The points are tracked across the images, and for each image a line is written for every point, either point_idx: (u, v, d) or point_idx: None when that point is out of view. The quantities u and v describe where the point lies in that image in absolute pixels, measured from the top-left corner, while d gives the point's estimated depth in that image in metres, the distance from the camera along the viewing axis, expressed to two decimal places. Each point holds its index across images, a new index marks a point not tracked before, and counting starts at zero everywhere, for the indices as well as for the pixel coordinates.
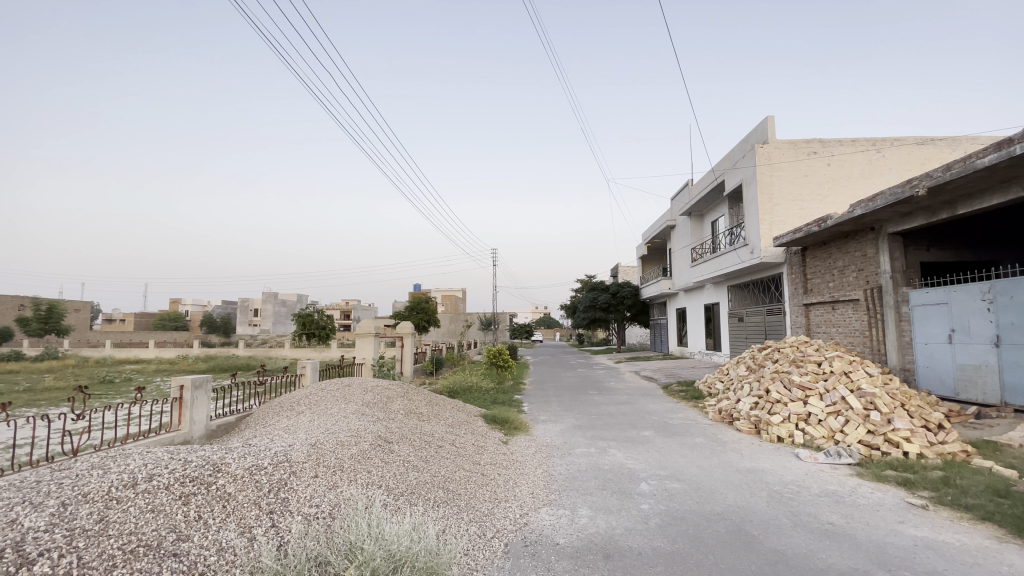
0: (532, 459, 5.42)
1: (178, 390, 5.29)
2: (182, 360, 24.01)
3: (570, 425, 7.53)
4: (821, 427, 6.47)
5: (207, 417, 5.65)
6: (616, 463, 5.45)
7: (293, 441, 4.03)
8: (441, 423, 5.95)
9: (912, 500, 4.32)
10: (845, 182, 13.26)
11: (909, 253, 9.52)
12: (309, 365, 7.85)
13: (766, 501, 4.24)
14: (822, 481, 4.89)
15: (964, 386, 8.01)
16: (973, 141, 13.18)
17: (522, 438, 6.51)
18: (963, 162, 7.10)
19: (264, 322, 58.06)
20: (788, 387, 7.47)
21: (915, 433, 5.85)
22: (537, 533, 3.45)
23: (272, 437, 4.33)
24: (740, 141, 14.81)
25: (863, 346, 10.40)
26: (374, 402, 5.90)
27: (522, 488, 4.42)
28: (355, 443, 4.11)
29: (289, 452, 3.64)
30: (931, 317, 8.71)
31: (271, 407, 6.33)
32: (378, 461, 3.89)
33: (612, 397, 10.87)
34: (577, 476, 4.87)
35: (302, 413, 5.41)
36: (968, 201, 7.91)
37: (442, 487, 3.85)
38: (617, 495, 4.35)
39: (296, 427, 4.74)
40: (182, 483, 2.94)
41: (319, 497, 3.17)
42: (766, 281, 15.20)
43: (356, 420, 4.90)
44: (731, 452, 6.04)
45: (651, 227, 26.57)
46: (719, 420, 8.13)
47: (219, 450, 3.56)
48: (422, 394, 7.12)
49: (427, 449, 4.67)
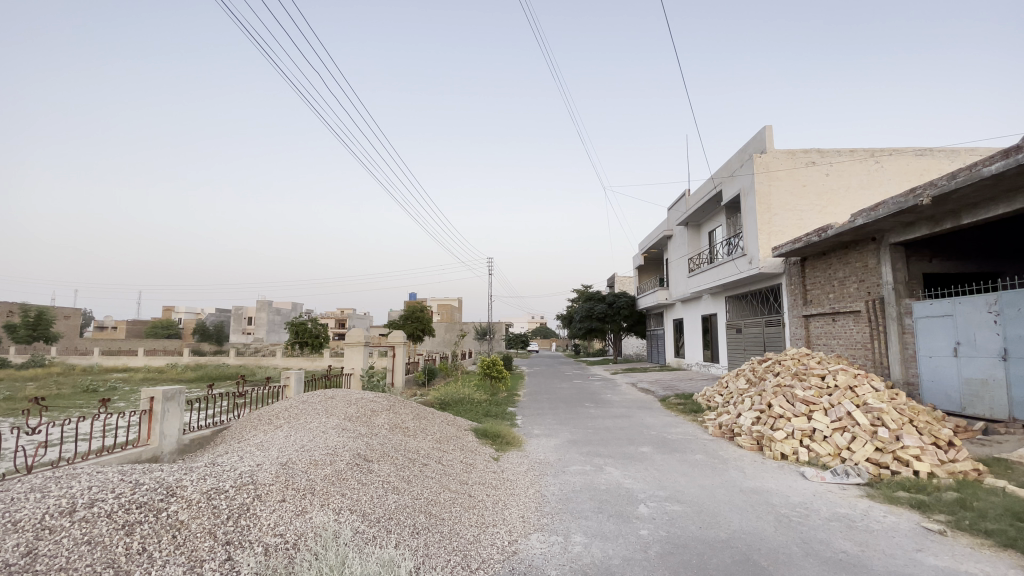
0: (523, 479, 5.10)
1: (148, 402, 4.97)
2: (171, 369, 23.51)
3: (565, 440, 7.22)
4: (827, 444, 6.19)
5: (179, 431, 5.32)
6: (612, 482, 5.14)
7: (262, 460, 3.72)
8: (428, 439, 5.64)
9: (928, 525, 4.03)
10: (843, 193, 13.12)
11: (911, 263, 9.31)
12: (293, 376, 7.46)
13: (773, 527, 3.94)
14: (831, 503, 4.59)
15: (971, 400, 7.76)
16: (972, 153, 13.07)
17: (514, 454, 6.20)
18: (969, 170, 6.89)
19: (258, 330, 57.44)
20: (791, 401, 7.20)
21: (924, 450, 5.58)
22: (526, 564, 3.15)
23: (242, 455, 4.00)
24: (738, 150, 14.67)
25: (864, 359, 10.16)
26: (358, 416, 5.58)
27: (512, 511, 4.10)
28: (330, 463, 3.79)
29: (255, 474, 3.33)
30: (935, 330, 8.48)
31: (250, 420, 6.00)
32: (355, 484, 3.58)
33: (608, 410, 10.58)
34: (571, 498, 4.55)
35: (280, 428, 5.08)
36: (973, 211, 7.72)
37: (423, 511, 3.55)
38: (614, 519, 4.04)
39: (270, 444, 4.41)
40: (127, 510, 2.64)
41: (284, 525, 2.87)
42: (764, 292, 15.00)
43: (335, 437, 4.56)
44: (734, 471, 5.74)
45: (647, 237, 26.42)
46: (719, 435, 7.84)
47: (178, 472, 3.25)
48: (410, 408, 6.81)
49: (410, 468, 4.34)
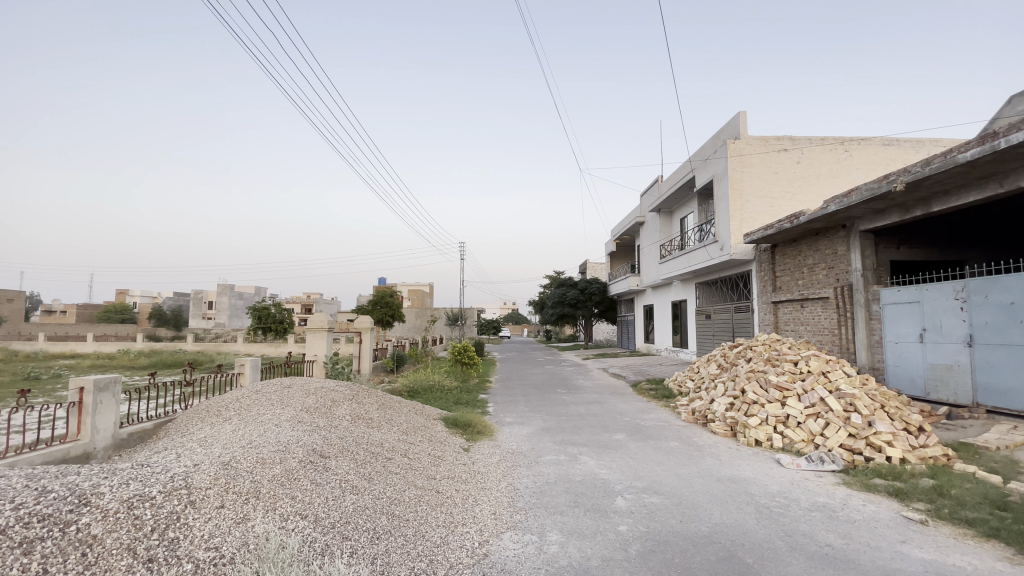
0: (495, 471, 4.83)
1: (78, 393, 4.49)
2: (122, 356, 22.25)
3: (537, 428, 6.99)
4: (801, 431, 6.13)
5: (115, 425, 4.84)
6: (588, 472, 4.92)
7: (200, 459, 3.29)
8: (393, 431, 5.28)
9: (909, 514, 3.95)
10: (814, 181, 13.21)
11: (879, 250, 9.42)
12: (248, 363, 6.93)
13: (755, 519, 3.78)
14: (810, 491, 4.49)
15: (935, 385, 7.91)
16: (936, 144, 13.34)
17: (485, 444, 5.93)
18: (944, 156, 6.86)
19: (219, 315, 55.30)
20: (764, 387, 7.12)
21: (896, 436, 5.55)
22: (498, 569, 2.87)
23: (180, 453, 3.57)
24: (712, 136, 14.59)
25: (832, 344, 10.30)
26: (316, 407, 5.17)
27: (482, 507, 3.81)
28: (280, 460, 3.40)
29: (190, 476, 2.91)
30: (902, 316, 8.59)
31: (198, 411, 5.52)
32: (308, 484, 3.21)
33: (580, 396, 10.44)
34: (545, 491, 4.29)
35: (228, 421, 4.64)
36: (943, 198, 7.78)
37: (385, 512, 3.22)
38: (592, 514, 3.81)
39: (213, 439, 3.97)
40: (26, 524, 2.22)
41: (220, 536, 2.50)
42: (734, 279, 15.11)
43: (289, 430, 4.14)
44: (710, 458, 5.62)
45: (620, 223, 26.39)
46: (692, 421, 7.76)
47: (97, 476, 2.81)
48: (375, 396, 6.42)
49: (372, 464, 3.99)
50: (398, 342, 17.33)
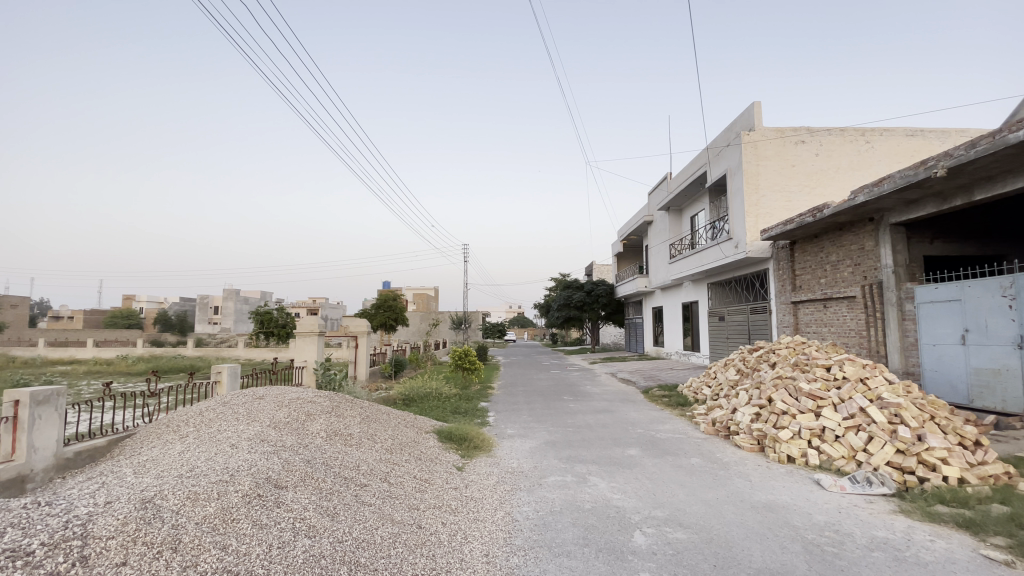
0: (491, 497, 4.17)
1: (12, 408, 3.87)
2: (120, 362, 21.80)
3: (541, 442, 6.31)
4: (840, 446, 5.41)
5: (58, 443, 4.22)
6: (599, 497, 4.25)
7: (116, 496, 2.64)
8: (376, 449, 4.64)
9: (990, 553, 3.25)
10: (833, 174, 12.47)
11: (912, 245, 8.68)
12: (225, 370, 6.28)
13: (806, 563, 3.09)
14: (863, 522, 3.79)
15: (981, 391, 7.17)
16: (963, 133, 12.56)
17: (482, 462, 5.27)
18: (992, 137, 6.13)
19: (225, 320, 54.92)
20: (794, 395, 6.39)
21: (952, 452, 4.83)
22: None
23: (103, 485, 2.94)
24: (725, 129, 13.89)
25: (860, 347, 9.57)
26: (287, 423, 4.54)
27: (472, 547, 3.15)
28: (218, 496, 2.75)
29: (91, 521, 2.27)
30: (941, 316, 7.85)
31: (157, 427, 4.86)
32: (249, 529, 2.55)
33: (588, 404, 9.76)
34: (549, 525, 3.61)
35: (181, 441, 4.01)
36: (987, 185, 7.04)
37: (347, 561, 2.57)
38: (605, 556, 3.13)
39: (152, 465, 3.34)
40: None
41: None
42: (750, 279, 14.38)
43: (244, 453, 3.50)
44: (737, 479, 4.93)
45: (628, 223, 25.69)
46: (713, 433, 7.06)
47: None
48: (361, 409, 5.77)
49: (340, 495, 3.33)
50: (398, 346, 16.71)
